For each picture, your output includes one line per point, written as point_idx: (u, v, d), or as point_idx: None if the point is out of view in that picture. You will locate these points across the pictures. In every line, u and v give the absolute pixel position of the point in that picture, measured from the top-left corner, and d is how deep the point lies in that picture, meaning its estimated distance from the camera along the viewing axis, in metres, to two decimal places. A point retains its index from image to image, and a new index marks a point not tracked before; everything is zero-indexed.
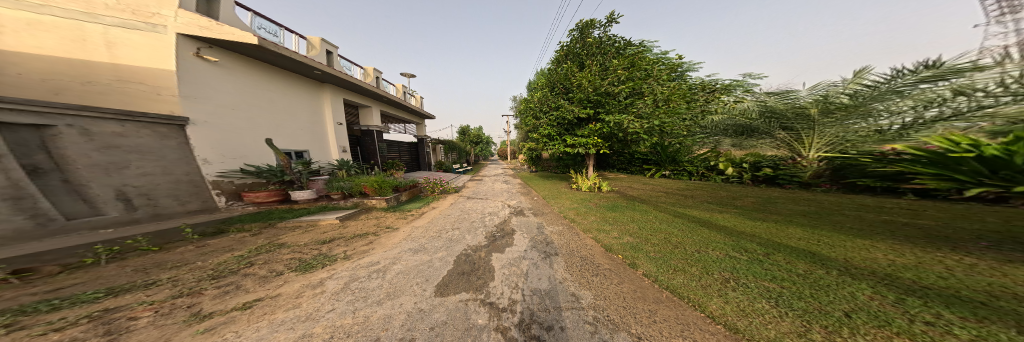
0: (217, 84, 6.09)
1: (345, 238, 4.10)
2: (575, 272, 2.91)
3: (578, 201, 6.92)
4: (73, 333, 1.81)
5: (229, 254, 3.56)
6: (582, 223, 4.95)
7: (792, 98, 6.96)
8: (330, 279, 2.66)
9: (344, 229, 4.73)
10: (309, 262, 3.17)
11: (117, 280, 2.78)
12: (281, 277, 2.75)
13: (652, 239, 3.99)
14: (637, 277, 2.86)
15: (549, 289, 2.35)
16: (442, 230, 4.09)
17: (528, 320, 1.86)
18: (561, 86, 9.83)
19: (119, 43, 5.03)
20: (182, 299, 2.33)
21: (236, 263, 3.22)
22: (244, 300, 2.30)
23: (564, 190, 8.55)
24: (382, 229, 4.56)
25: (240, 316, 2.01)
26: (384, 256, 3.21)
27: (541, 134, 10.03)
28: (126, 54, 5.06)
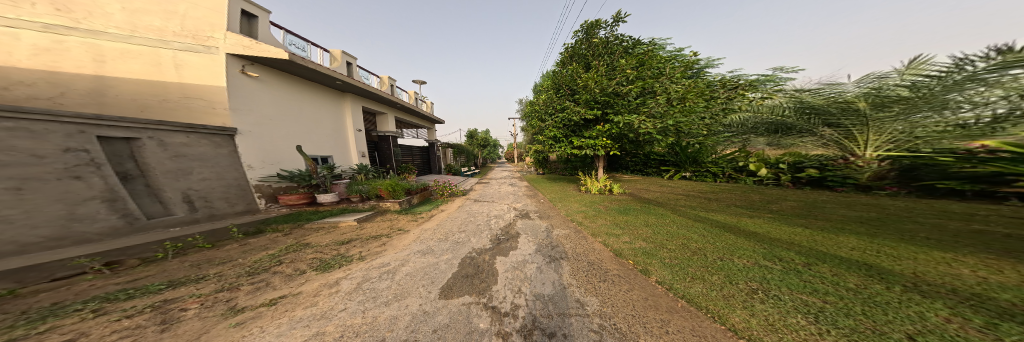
0: (257, 97, 6.60)
1: (361, 240, 4.26)
2: (581, 277, 2.84)
3: (586, 203, 6.77)
4: (137, 320, 2.01)
5: (264, 252, 3.81)
6: (589, 226, 4.84)
7: (833, 94, 6.40)
8: (344, 279, 2.76)
9: (361, 230, 4.93)
10: (328, 262, 3.31)
11: (177, 274, 3.05)
12: (304, 276, 2.90)
13: (667, 244, 3.81)
14: (650, 284, 2.73)
15: (555, 294, 2.29)
16: (448, 232, 4.14)
17: (530, 326, 1.82)
18: (566, 88, 9.68)
19: (185, 65, 5.57)
20: (224, 293, 2.51)
21: (268, 261, 3.45)
22: (270, 296, 2.43)
23: (573, 192, 8.40)
24: (394, 231, 4.68)
25: (266, 312, 2.12)
26: (394, 257, 3.29)
27: (546, 136, 9.92)
28: (191, 75, 5.61)
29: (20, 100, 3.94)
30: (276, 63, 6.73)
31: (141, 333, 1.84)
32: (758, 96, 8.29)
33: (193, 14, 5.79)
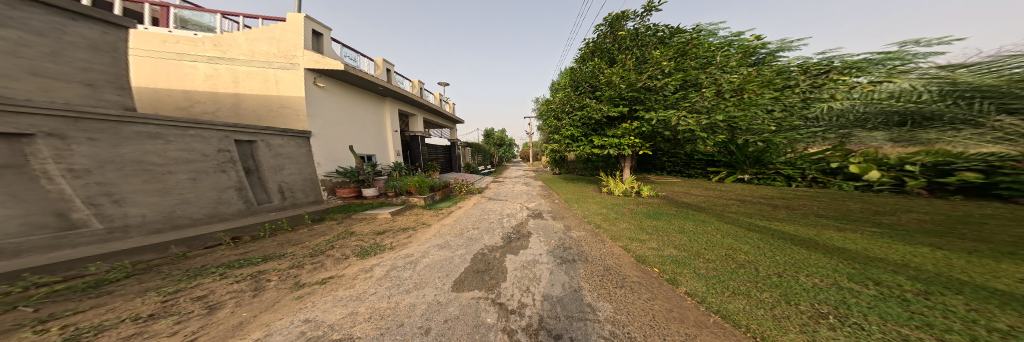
0: (324, 104, 7.50)
1: (394, 231, 4.68)
2: (596, 281, 2.74)
3: (605, 206, 6.46)
4: (240, 285, 2.50)
5: (324, 237, 4.41)
6: (606, 230, 4.62)
7: (1019, 69, 4.31)
8: (375, 265, 3.06)
9: (394, 222, 5.44)
10: (366, 249, 3.70)
11: (268, 250, 3.71)
12: (348, 260, 3.29)
13: (706, 253, 3.46)
14: (677, 296, 2.51)
15: (564, 296, 2.26)
16: (463, 228, 4.32)
17: (535, 326, 1.82)
18: (586, 83, 9.31)
19: (280, 81, 6.70)
20: (293, 270, 2.95)
21: (325, 245, 3.98)
22: (323, 275, 2.81)
23: (589, 193, 8.06)
24: (419, 225, 5.04)
25: (318, 289, 2.46)
26: (416, 249, 3.54)
27: (563, 135, 9.70)
28: (283, 89, 6.72)
29: (197, 114, 6.05)
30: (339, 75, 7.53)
31: (242, 297, 2.28)
32: (864, 87, 6.12)
33: (286, 36, 6.81)
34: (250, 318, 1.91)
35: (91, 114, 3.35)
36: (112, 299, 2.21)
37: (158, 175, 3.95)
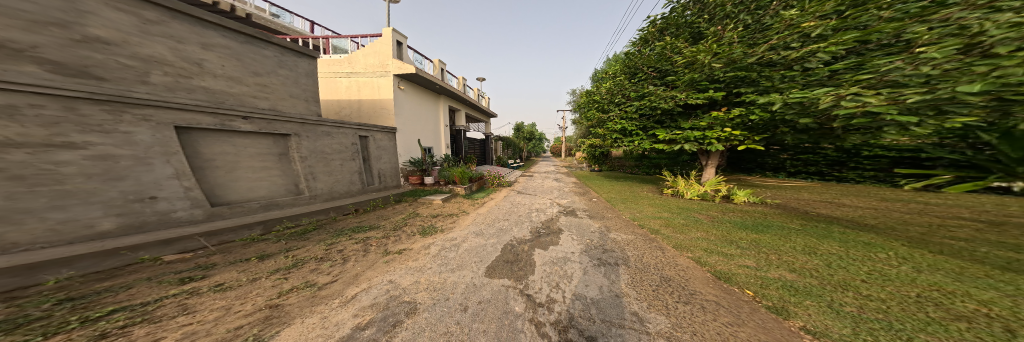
0: (402, 103, 8.63)
1: (443, 215, 5.11)
2: (645, 290, 2.36)
3: (666, 208, 5.56)
4: (357, 246, 3.18)
5: (402, 213, 5.15)
6: (665, 236, 3.91)
7: None
8: (431, 243, 3.32)
9: (442, 207, 5.88)
10: (424, 230, 3.94)
11: (371, 221, 4.66)
12: (414, 236, 3.62)
13: (868, 290, 2.22)
14: (785, 331, 1.84)
15: (601, 299, 2.08)
16: (495, 219, 4.53)
17: (565, 323, 1.73)
18: (648, 66, 7.87)
19: (379, 87, 8.16)
20: (381, 239, 3.50)
21: (402, 220, 4.67)
22: (401, 247, 3.15)
23: (643, 194, 6.98)
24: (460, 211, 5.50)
25: (397, 257, 2.79)
26: (460, 234, 3.74)
27: (611, 130, 8.83)
28: (382, 93, 8.17)
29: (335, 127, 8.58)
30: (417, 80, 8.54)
31: (359, 254, 2.90)
32: None
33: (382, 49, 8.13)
34: (358, 273, 2.37)
35: (309, 121, 4.72)
36: (300, 245, 3.26)
37: (331, 161, 5.07)
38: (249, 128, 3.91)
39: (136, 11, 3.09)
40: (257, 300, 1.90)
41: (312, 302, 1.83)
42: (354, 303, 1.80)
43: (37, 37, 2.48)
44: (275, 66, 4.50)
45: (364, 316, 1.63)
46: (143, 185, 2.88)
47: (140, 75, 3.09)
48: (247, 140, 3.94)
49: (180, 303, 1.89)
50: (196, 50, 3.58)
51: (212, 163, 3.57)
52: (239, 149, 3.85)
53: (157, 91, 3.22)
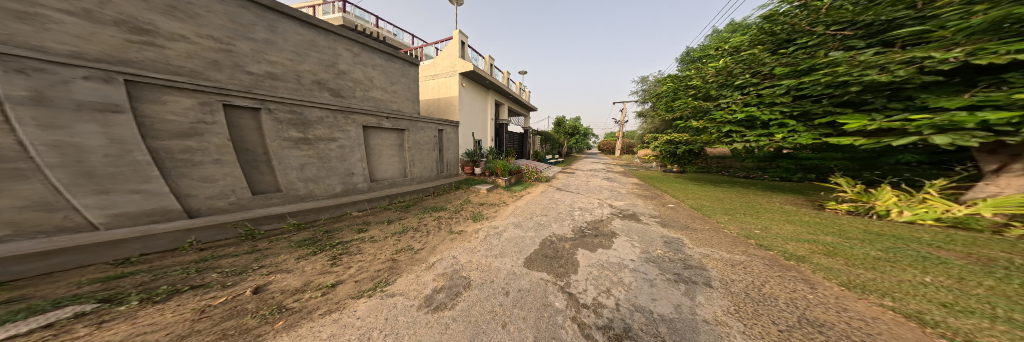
0: (464, 102, 8.37)
1: (484, 203, 4.79)
2: (749, 321, 1.61)
3: (826, 230, 3.40)
4: (432, 224, 3.44)
5: (464, 197, 5.43)
6: (827, 267, 2.37)
7: None
8: (479, 228, 3.14)
9: (486, 196, 5.55)
10: (478, 214, 3.91)
11: (443, 201, 5.13)
12: (458, 220, 3.60)
13: None
14: None
15: (675, 318, 1.62)
16: (533, 213, 3.98)
17: (618, 332, 1.47)
18: (843, 23, 4.69)
19: (446, 88, 8.16)
20: (446, 218, 3.71)
21: (465, 204, 4.74)
22: (462, 228, 3.25)
23: (789, 208, 4.56)
24: (504, 200, 5.16)
25: (458, 237, 2.86)
26: (500, 223, 3.39)
27: (725, 119, 6.25)
28: (448, 94, 8.14)
29: None
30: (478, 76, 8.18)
31: (424, 232, 3.10)
32: None
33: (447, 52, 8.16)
34: (429, 247, 2.59)
35: (414, 118, 5.75)
36: (398, 216, 3.91)
37: (423, 150, 6.04)
38: (388, 125, 5.20)
39: (349, 48, 4.59)
40: (383, 253, 2.46)
41: (412, 263, 2.21)
42: (431, 270, 2.07)
43: (322, 75, 4.23)
44: (400, 75, 5.67)
45: (438, 282, 1.83)
46: (349, 165, 4.50)
47: (354, 91, 4.73)
48: (390, 137, 5.33)
49: (358, 246, 2.63)
50: (367, 68, 4.93)
51: (376, 150, 5.06)
52: (383, 140, 5.20)
53: (356, 101, 4.76)
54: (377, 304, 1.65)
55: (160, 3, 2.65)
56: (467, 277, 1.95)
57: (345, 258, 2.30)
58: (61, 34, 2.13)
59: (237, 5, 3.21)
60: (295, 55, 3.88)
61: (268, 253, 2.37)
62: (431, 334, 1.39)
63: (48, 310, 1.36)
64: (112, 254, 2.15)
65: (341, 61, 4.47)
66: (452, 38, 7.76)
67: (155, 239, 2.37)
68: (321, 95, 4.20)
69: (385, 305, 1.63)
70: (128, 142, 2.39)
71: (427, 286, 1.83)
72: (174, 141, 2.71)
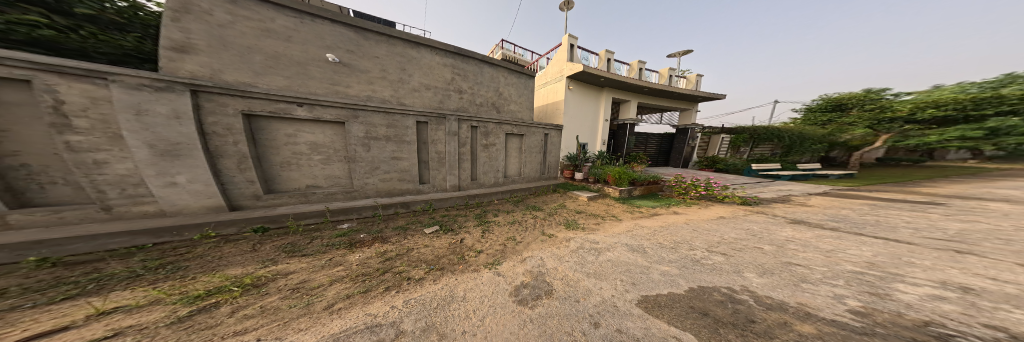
0: (573, 105, 7.78)
1: (597, 219, 4.05)
2: None
3: None
4: (547, 221, 3.91)
5: (567, 200, 5.57)
6: None
7: None
8: (573, 238, 3.08)
9: (592, 206, 5.07)
10: (571, 223, 3.81)
11: (556, 199, 5.70)
12: (543, 223, 3.80)
13: None
14: None
15: None
16: (671, 239, 3.02)
17: None
18: None
19: (551, 93, 8.22)
20: (541, 221, 3.95)
21: (557, 211, 4.57)
22: (547, 231, 3.41)
23: None
24: (610, 215, 4.29)
25: (557, 239, 3.07)
26: (604, 240, 3.00)
27: None
28: (554, 98, 8.09)
29: None
30: (593, 75, 7.24)
31: (526, 224, 3.77)
32: None
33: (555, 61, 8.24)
34: (525, 243, 2.95)
35: (526, 123, 6.29)
36: (511, 208, 4.79)
37: (530, 154, 6.61)
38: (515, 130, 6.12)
39: (507, 77, 6.24)
40: (521, 237, 3.18)
41: (512, 252, 2.66)
42: (524, 265, 2.34)
43: (490, 91, 5.94)
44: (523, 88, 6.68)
45: (525, 280, 1.95)
46: (500, 168, 5.99)
47: (504, 105, 6.29)
48: (523, 143, 6.36)
49: (490, 229, 3.51)
50: (508, 80, 6.26)
51: (514, 148, 6.29)
52: (518, 142, 6.32)
53: (504, 114, 6.30)
54: (490, 277, 2.11)
55: (458, 70, 5.35)
56: (550, 285, 1.89)
57: (492, 229, 3.52)
58: (450, 96, 5.30)
59: (473, 64, 5.57)
60: (489, 88, 5.89)
61: (464, 216, 4.25)
62: (513, 323, 1.45)
63: (433, 226, 3.78)
64: (443, 203, 4.87)
65: (500, 84, 6.14)
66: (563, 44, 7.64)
67: (454, 201, 5.01)
68: (487, 110, 5.92)
69: (492, 282, 2.00)
70: (455, 146, 5.12)
71: (516, 278, 2.05)
72: (468, 153, 5.33)
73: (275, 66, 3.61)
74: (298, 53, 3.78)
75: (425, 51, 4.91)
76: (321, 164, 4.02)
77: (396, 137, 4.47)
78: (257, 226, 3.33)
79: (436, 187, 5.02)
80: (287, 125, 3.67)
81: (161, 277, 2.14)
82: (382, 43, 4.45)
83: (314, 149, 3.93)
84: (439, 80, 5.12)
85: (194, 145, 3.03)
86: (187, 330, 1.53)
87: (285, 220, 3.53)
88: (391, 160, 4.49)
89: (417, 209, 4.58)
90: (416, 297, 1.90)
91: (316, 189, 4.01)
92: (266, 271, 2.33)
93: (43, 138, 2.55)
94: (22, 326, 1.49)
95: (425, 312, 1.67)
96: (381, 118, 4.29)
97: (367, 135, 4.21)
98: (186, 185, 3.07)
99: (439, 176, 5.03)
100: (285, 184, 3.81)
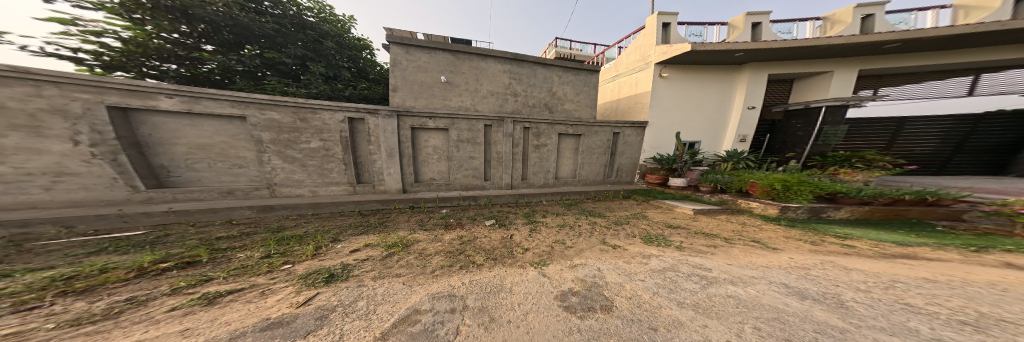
0: (663, 94, 6.36)
1: (702, 237, 3.21)
2: None
3: None
4: (633, 232, 3.43)
5: (645, 210, 4.74)
6: None
7: None
8: (652, 255, 2.62)
9: (700, 221, 4.01)
10: (654, 237, 3.21)
11: (640, 207, 5.03)
12: (631, 233, 3.38)
13: None
14: None
15: None
16: (843, 283, 2.02)
17: None
18: None
19: (635, 82, 6.94)
20: (611, 228, 3.57)
21: (633, 220, 4.03)
22: (625, 243, 3.01)
23: None
24: (743, 239, 3.20)
25: (637, 252, 2.71)
26: (724, 269, 2.31)
27: None
28: (637, 87, 6.83)
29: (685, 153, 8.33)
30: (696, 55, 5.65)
31: (602, 230, 3.49)
32: None
33: (640, 42, 6.82)
34: (577, 249, 2.77)
35: (591, 123, 5.93)
36: (563, 211, 4.56)
37: (593, 154, 6.17)
38: (572, 131, 5.84)
39: (563, 74, 5.98)
40: (584, 242, 3.03)
41: (562, 256, 2.57)
42: (573, 271, 2.20)
43: (547, 92, 5.90)
44: (584, 84, 6.19)
45: (573, 286, 1.86)
46: (556, 170, 6.04)
47: (562, 105, 6.08)
48: (583, 142, 5.98)
49: (539, 230, 3.45)
50: (567, 78, 6.00)
51: (576, 148, 6.04)
52: (579, 143, 5.99)
53: (566, 114, 6.10)
54: (534, 277, 2.13)
55: (512, 77, 5.58)
56: (608, 299, 1.72)
57: (542, 229, 3.54)
58: (508, 100, 5.62)
59: (527, 66, 5.66)
60: (547, 89, 5.86)
61: (534, 212, 4.50)
62: (557, 327, 1.42)
63: (485, 218, 4.22)
64: (515, 197, 5.28)
65: (554, 84, 5.94)
66: (651, 24, 6.34)
67: (505, 198, 5.28)
68: (539, 111, 5.87)
69: (537, 283, 2.00)
70: (515, 147, 5.46)
71: (563, 283, 1.98)
72: (528, 153, 5.59)
73: (422, 91, 5.06)
74: (421, 77, 5.01)
75: (492, 60, 5.40)
76: (444, 160, 5.17)
77: (470, 140, 5.16)
78: (409, 204, 4.72)
79: (501, 184, 5.54)
80: (435, 133, 5.00)
81: (381, 230, 3.53)
82: (466, 60, 5.22)
83: (442, 150, 5.11)
84: (505, 87, 5.55)
85: (389, 151, 4.74)
86: (386, 264, 2.45)
87: (418, 203, 4.78)
88: (474, 159, 5.28)
89: (492, 202, 5.18)
90: (483, 276, 2.22)
91: (448, 180, 5.29)
92: (406, 236, 3.30)
93: (367, 152, 4.73)
94: (352, 243, 2.97)
95: (481, 295, 1.89)
96: (465, 125, 5.06)
97: (458, 138, 5.09)
98: (393, 175, 4.87)
99: (497, 174, 5.50)
100: (434, 175, 5.21)
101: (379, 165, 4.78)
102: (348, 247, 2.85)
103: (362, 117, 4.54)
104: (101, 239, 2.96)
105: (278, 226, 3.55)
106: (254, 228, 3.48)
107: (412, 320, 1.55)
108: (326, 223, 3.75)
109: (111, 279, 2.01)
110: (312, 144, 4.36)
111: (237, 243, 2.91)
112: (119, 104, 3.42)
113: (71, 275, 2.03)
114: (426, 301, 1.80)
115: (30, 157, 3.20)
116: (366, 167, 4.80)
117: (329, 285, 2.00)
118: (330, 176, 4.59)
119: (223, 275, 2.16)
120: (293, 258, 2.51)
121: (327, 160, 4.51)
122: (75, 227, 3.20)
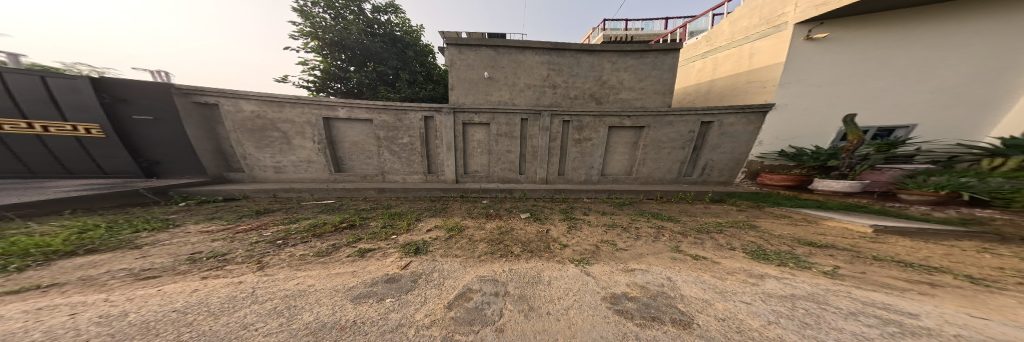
0: (817, 65, 4.88)
1: (840, 259, 2.49)
2: None
3: None
4: (720, 243, 2.94)
5: (719, 217, 4.02)
6: None
7: None
8: (755, 273, 2.19)
9: (848, 240, 3.00)
10: (766, 252, 2.65)
11: (730, 214, 4.25)
12: (720, 245, 2.87)
13: None
14: None
15: None
16: None
17: None
18: None
19: (755, 52, 5.51)
20: (681, 236, 3.13)
21: (723, 229, 3.45)
22: (713, 255, 2.59)
23: None
24: (961, 270, 2.20)
25: (738, 268, 2.29)
26: (878, 298, 1.76)
27: None
28: (759, 59, 5.43)
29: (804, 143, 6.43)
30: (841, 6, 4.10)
31: (676, 237, 3.09)
32: None
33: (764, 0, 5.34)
34: (637, 253, 2.56)
35: (660, 112, 5.24)
36: (610, 211, 4.22)
37: (663, 149, 5.47)
38: (629, 123, 5.30)
39: (613, 60, 5.37)
40: (660, 248, 2.75)
41: (611, 258, 2.42)
42: (633, 275, 2.05)
43: (592, 78, 5.44)
44: (651, 68, 5.41)
45: (628, 291, 1.74)
46: (605, 165, 5.65)
47: (608, 95, 5.54)
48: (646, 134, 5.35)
49: (587, 228, 3.32)
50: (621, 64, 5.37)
51: (638, 141, 5.45)
52: (643, 135, 5.39)
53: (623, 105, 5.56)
54: (576, 273, 2.10)
55: (552, 69, 5.37)
56: (682, 313, 1.55)
57: (583, 226, 3.39)
58: (548, 92, 5.45)
59: (568, 54, 5.33)
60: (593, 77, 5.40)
61: (589, 210, 4.29)
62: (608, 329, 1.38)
63: (522, 211, 4.30)
64: (575, 194, 5.19)
65: (605, 72, 5.44)
66: None
67: (542, 192, 5.22)
68: (585, 102, 5.53)
69: (581, 281, 1.93)
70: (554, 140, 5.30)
71: (616, 286, 1.87)
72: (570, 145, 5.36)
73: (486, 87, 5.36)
74: (463, 74, 5.29)
75: (534, 54, 5.28)
76: (510, 153, 5.39)
77: (509, 133, 5.27)
78: (460, 192, 5.13)
79: (555, 179, 5.56)
80: (477, 128, 5.28)
81: (465, 216, 3.95)
82: (506, 55, 5.26)
83: (511, 146, 5.34)
84: (544, 80, 5.41)
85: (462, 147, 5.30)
86: (449, 245, 2.78)
87: (470, 192, 5.18)
88: (531, 152, 5.37)
89: (553, 196, 5.18)
90: (524, 265, 2.31)
91: (518, 174, 5.53)
92: (460, 221, 3.68)
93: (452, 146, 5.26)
94: (427, 223, 3.48)
95: (519, 284, 1.95)
96: (505, 119, 5.17)
97: (498, 133, 5.26)
98: (449, 167, 5.40)
99: (534, 169, 5.50)
100: (504, 169, 5.50)
101: (441, 158, 5.38)
102: (426, 225, 3.38)
103: (431, 115, 5.13)
104: (325, 203, 4.44)
105: (389, 204, 4.40)
106: (381, 204, 4.42)
107: (466, 296, 1.73)
108: (408, 205, 4.45)
109: (327, 229, 2.98)
110: (407, 139, 5.18)
111: (372, 213, 3.77)
112: (328, 115, 4.96)
113: (320, 224, 3.13)
114: (475, 282, 1.97)
115: (300, 150, 5.12)
116: (438, 160, 5.42)
117: (417, 256, 2.39)
118: (412, 166, 5.38)
119: (367, 236, 2.83)
120: (396, 230, 3.05)
121: (410, 153, 5.30)
122: (317, 194, 4.93)
